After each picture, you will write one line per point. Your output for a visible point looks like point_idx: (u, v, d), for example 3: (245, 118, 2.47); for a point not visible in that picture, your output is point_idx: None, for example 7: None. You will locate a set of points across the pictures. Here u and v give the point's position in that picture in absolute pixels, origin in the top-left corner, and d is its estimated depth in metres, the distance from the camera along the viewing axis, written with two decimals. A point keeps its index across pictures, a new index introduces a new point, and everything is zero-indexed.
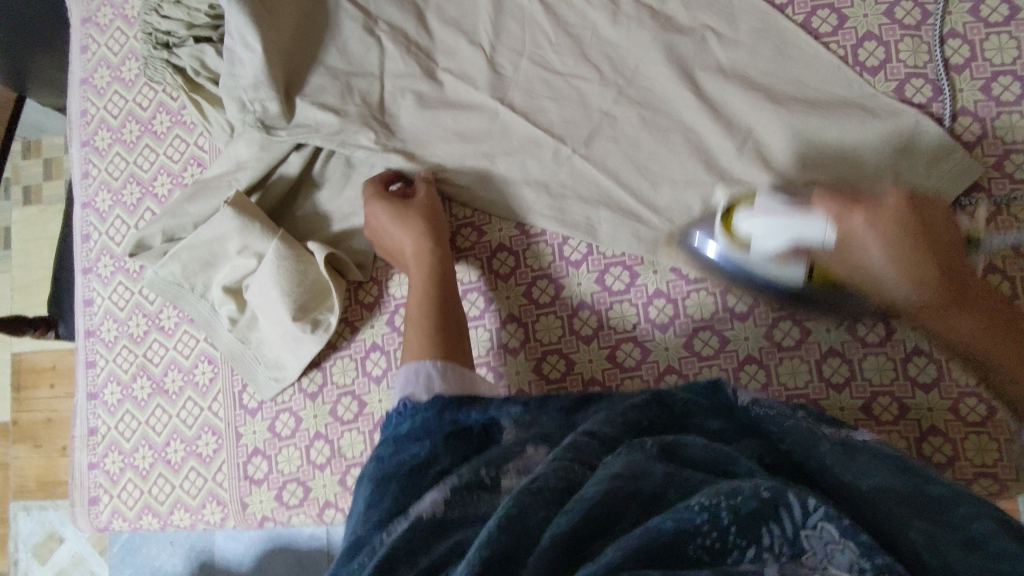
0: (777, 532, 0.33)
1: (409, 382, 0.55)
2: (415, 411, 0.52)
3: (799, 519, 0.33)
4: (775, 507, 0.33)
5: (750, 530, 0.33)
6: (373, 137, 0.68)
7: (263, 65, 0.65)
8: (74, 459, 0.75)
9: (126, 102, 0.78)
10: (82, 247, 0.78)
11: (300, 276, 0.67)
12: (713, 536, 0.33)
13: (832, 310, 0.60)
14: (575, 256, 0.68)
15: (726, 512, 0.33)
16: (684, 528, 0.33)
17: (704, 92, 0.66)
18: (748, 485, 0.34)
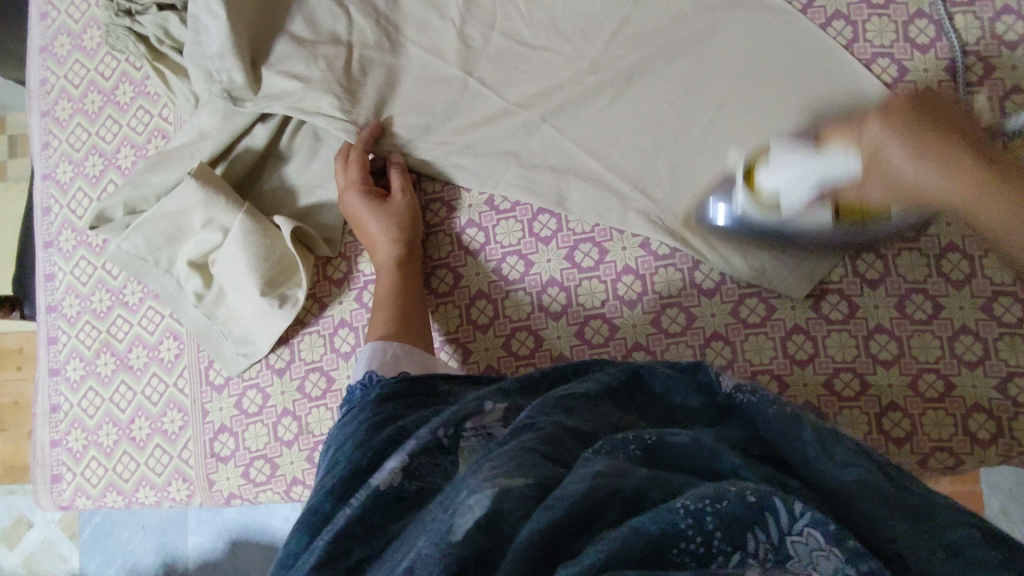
0: (762, 538, 0.31)
1: (374, 360, 0.57)
2: (379, 383, 0.54)
3: (785, 524, 0.31)
4: (762, 510, 0.31)
5: (736, 534, 0.31)
6: (335, 103, 0.67)
7: (229, 32, 0.63)
8: (36, 437, 0.74)
9: (87, 71, 0.75)
10: (42, 220, 0.76)
11: (266, 250, 0.66)
12: (699, 541, 0.31)
13: (794, 287, 0.61)
14: (545, 233, 0.67)
15: (711, 516, 0.31)
16: (668, 532, 0.30)
17: (677, 63, 0.66)
18: (735, 488, 0.32)
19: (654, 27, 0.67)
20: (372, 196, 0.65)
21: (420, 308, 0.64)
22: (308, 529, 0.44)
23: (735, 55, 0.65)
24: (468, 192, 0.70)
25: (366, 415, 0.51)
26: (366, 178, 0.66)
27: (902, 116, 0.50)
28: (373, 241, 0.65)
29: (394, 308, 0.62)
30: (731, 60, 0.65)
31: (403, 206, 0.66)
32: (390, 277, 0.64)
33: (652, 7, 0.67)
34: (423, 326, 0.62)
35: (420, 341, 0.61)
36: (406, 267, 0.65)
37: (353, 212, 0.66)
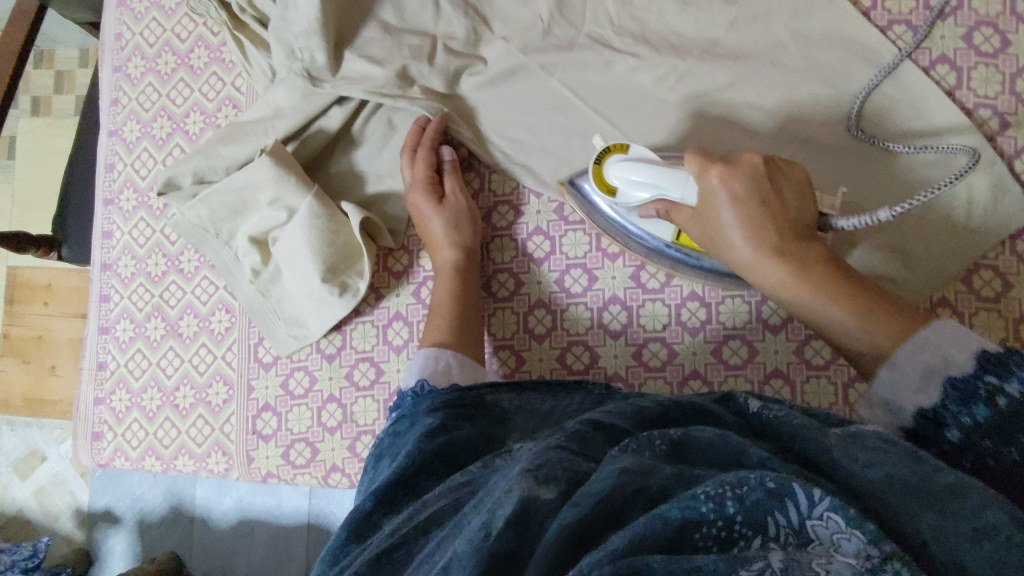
0: (782, 520, 0.30)
1: (426, 368, 0.57)
2: (431, 393, 0.53)
3: (806, 508, 0.30)
4: (780, 496, 0.30)
5: (757, 519, 0.30)
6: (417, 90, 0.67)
7: (317, 11, 0.62)
8: (80, 393, 0.74)
9: (163, 31, 0.74)
10: (104, 176, 0.76)
11: (331, 236, 0.65)
12: (721, 525, 0.30)
13: None
14: (612, 248, 0.66)
15: (733, 500, 0.30)
16: (690, 517, 0.30)
17: (762, 89, 0.64)
18: (755, 475, 0.31)
19: (751, 49, 0.65)
20: (431, 195, 0.65)
21: (477, 313, 0.63)
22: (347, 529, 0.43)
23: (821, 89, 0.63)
24: (536, 197, 0.68)
25: (419, 421, 0.50)
26: (427, 176, 0.66)
27: (742, 199, 0.50)
28: (435, 242, 0.65)
29: (452, 311, 0.62)
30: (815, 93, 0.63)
31: (468, 209, 0.66)
32: (448, 284, 0.63)
33: (744, 25, 0.65)
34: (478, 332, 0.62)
35: (474, 353, 0.60)
36: (466, 273, 0.65)
37: (417, 217, 0.66)
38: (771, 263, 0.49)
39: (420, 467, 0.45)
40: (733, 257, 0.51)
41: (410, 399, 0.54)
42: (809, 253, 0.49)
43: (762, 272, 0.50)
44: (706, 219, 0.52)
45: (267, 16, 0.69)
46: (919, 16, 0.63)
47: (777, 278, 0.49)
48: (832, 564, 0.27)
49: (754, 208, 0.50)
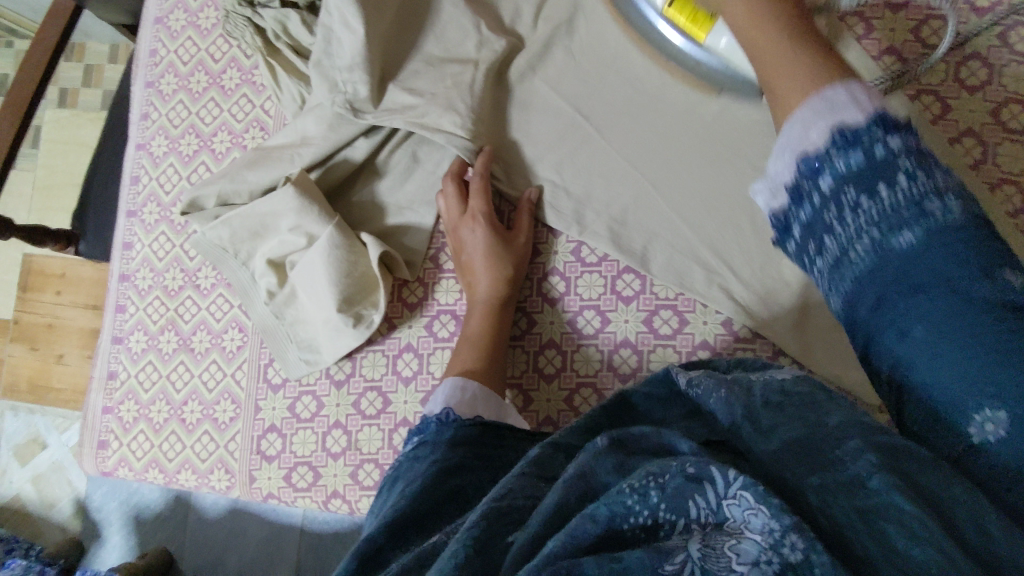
0: (702, 503, 0.30)
1: (452, 397, 0.56)
2: (455, 423, 0.52)
3: (722, 488, 0.30)
4: (698, 480, 0.30)
5: (679, 505, 0.30)
6: (456, 120, 0.66)
7: (361, 48, 0.63)
8: (90, 400, 0.75)
9: (197, 50, 0.76)
10: (130, 188, 0.77)
11: (349, 266, 0.66)
12: (646, 515, 0.30)
13: (871, 393, 0.60)
14: (627, 293, 0.66)
15: (655, 490, 0.30)
16: (617, 513, 0.30)
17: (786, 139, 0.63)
18: (676, 462, 0.31)
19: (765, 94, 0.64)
20: (494, 230, 0.65)
21: (500, 350, 0.63)
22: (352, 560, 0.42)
23: None
24: (557, 237, 0.69)
25: (436, 454, 0.49)
26: (489, 211, 0.66)
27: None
28: (478, 276, 0.65)
29: (478, 347, 0.62)
30: None
31: (518, 246, 0.66)
32: (482, 318, 0.64)
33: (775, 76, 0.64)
34: (501, 370, 0.62)
35: (498, 391, 0.60)
36: (502, 310, 0.65)
37: (471, 245, 0.66)
38: (729, 3, 0.44)
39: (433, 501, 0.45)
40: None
41: (436, 425, 0.53)
42: (783, 65, 0.41)
43: (791, 96, 0.39)
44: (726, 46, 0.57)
45: (301, 44, 0.70)
46: (948, 87, 0.62)
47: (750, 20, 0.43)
48: (742, 543, 0.28)
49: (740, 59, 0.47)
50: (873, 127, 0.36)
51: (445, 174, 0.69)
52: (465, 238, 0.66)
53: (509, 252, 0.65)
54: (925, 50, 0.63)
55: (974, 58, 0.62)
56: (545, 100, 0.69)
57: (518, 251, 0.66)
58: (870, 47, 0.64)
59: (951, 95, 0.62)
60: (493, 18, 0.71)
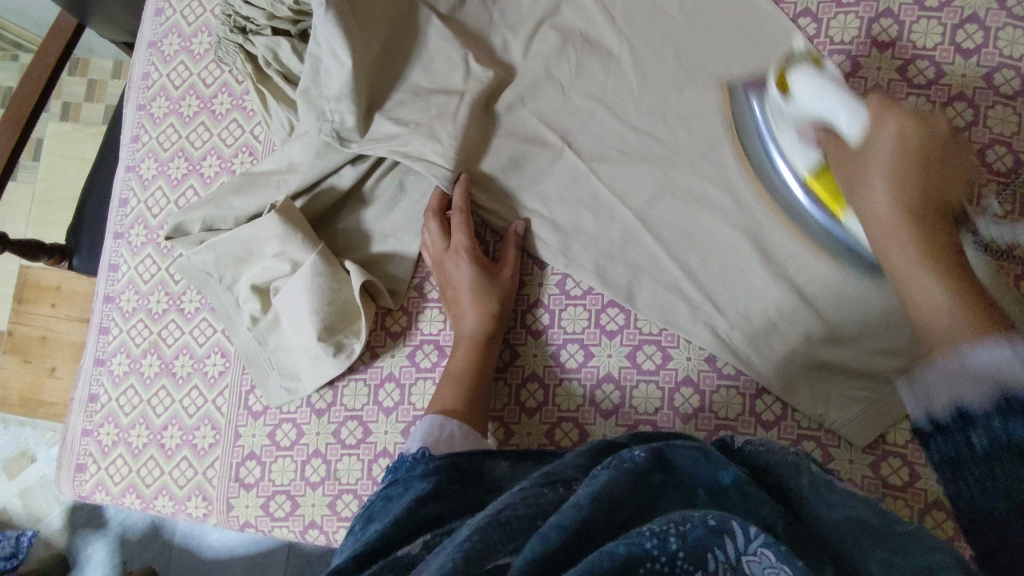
0: (721, 557, 0.30)
1: (429, 435, 0.55)
2: (428, 459, 0.52)
3: (742, 544, 0.30)
4: (719, 533, 0.30)
5: (697, 557, 0.30)
6: (438, 150, 0.66)
7: (350, 78, 0.63)
8: (69, 422, 0.75)
9: (189, 75, 0.76)
10: (118, 210, 0.77)
11: (332, 295, 0.66)
12: (664, 559, 0.30)
13: (857, 433, 0.59)
14: (611, 327, 0.66)
15: (675, 537, 0.30)
16: (635, 552, 0.30)
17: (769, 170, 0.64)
18: (698, 513, 0.32)
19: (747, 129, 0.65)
20: (478, 263, 0.65)
21: (482, 383, 0.62)
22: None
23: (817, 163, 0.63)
24: (543, 269, 0.69)
25: (406, 486, 0.49)
26: (473, 244, 0.66)
27: (912, 148, 0.49)
28: (462, 310, 0.65)
29: (460, 381, 0.61)
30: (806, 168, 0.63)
31: (502, 278, 0.66)
32: (466, 351, 0.63)
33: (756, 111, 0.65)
34: (484, 403, 0.61)
35: (479, 427, 0.60)
36: (486, 344, 0.64)
37: (456, 280, 0.65)
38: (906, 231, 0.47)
39: (405, 531, 0.44)
40: (868, 211, 0.50)
41: (411, 461, 0.52)
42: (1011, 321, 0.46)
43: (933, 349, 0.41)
44: (862, 164, 0.51)
45: (291, 71, 0.70)
46: None
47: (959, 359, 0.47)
48: None
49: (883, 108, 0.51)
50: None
51: (428, 206, 0.69)
52: (450, 271, 0.66)
53: (494, 286, 0.65)
54: (911, 90, 0.63)
55: (959, 100, 0.62)
56: (531, 129, 0.69)
57: (502, 284, 0.66)
58: (855, 86, 0.65)
59: None
60: (484, 49, 0.71)
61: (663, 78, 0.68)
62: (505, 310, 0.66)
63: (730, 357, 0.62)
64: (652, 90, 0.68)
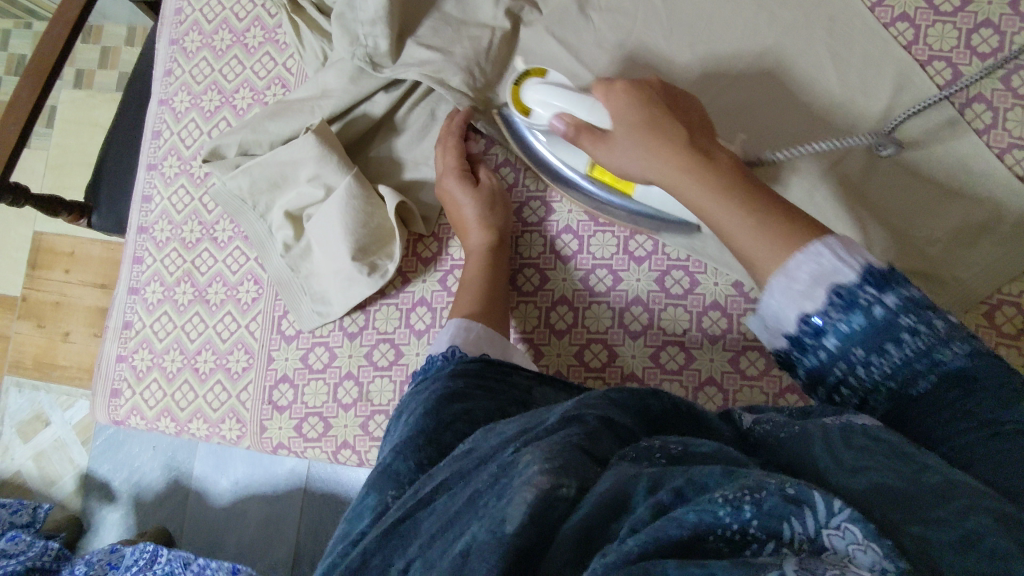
0: (798, 527, 0.29)
1: (457, 336, 0.57)
2: (457, 359, 0.54)
3: (825, 516, 0.29)
4: (798, 503, 0.29)
5: (771, 526, 0.29)
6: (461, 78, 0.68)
7: (384, 2, 0.65)
8: (104, 349, 0.76)
9: (222, 9, 0.77)
10: (151, 143, 0.78)
11: (365, 217, 0.67)
12: (735, 528, 0.29)
13: None
14: (639, 252, 0.67)
15: (750, 505, 0.29)
16: (706, 521, 0.29)
17: (795, 100, 0.65)
18: (774, 482, 0.30)
19: (774, 60, 0.66)
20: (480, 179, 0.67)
21: (499, 296, 0.64)
22: (369, 484, 0.46)
23: (840, 91, 0.64)
24: (570, 197, 0.70)
25: (435, 384, 0.52)
26: (461, 163, 0.68)
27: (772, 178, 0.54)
28: (465, 226, 0.66)
29: (478, 291, 0.63)
30: (831, 94, 0.64)
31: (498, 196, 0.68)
32: (479, 264, 0.65)
33: (785, 41, 0.66)
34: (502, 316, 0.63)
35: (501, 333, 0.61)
36: (496, 256, 0.66)
37: (453, 199, 0.67)
38: None
39: (436, 427, 0.47)
40: None
41: (441, 361, 0.55)
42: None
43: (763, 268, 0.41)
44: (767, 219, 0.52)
45: (324, 2, 0.71)
46: (960, 54, 0.63)
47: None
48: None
49: (645, 133, 0.50)
50: (867, 286, 0.37)
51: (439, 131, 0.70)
52: (449, 191, 0.67)
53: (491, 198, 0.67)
54: (938, 18, 0.64)
55: (986, 26, 0.63)
56: (560, 60, 0.70)
57: (496, 195, 0.68)
58: (883, 14, 0.66)
59: (962, 62, 0.63)
60: None
61: (693, 11, 0.69)
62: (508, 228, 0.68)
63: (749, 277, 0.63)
64: (682, 23, 0.69)
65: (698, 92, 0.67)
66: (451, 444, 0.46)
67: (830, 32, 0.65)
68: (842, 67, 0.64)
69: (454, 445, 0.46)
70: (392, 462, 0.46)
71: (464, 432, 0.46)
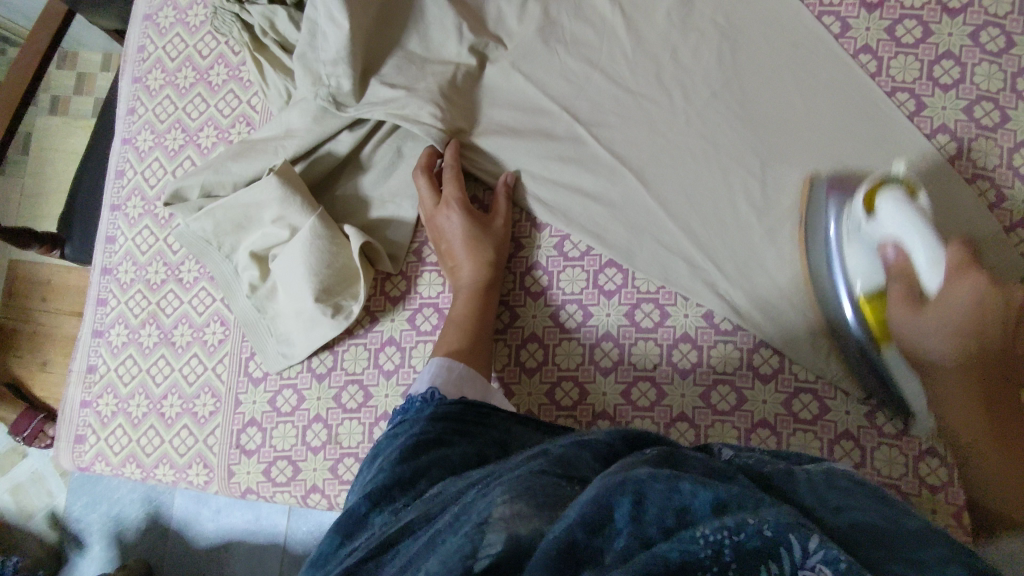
0: (776, 573, 0.26)
1: (437, 377, 0.56)
2: (437, 402, 0.53)
3: (799, 558, 0.26)
4: (777, 544, 0.26)
5: (751, 569, 0.26)
6: (435, 113, 0.67)
7: (346, 41, 0.64)
8: (68, 394, 0.75)
9: (185, 47, 0.77)
10: (114, 183, 0.77)
11: (330, 258, 0.66)
12: (716, 569, 0.26)
13: (859, 382, 0.60)
14: (609, 286, 0.67)
15: (729, 546, 0.27)
16: (690, 559, 0.26)
17: (760, 125, 0.65)
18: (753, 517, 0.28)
19: (740, 88, 0.66)
20: (473, 216, 0.66)
21: (485, 334, 0.63)
22: (339, 534, 0.42)
23: (807, 120, 0.64)
24: (539, 231, 0.69)
25: (416, 428, 0.50)
26: (463, 196, 0.66)
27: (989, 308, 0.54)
28: (459, 263, 0.65)
29: (465, 329, 0.62)
30: (797, 122, 0.64)
31: (497, 230, 0.66)
32: (469, 301, 0.64)
33: (750, 69, 0.66)
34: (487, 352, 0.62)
35: (482, 369, 0.60)
36: (487, 293, 0.65)
37: (448, 232, 0.66)
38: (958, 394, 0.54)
39: (413, 472, 0.45)
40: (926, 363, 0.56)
41: (421, 403, 0.53)
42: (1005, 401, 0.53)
43: None
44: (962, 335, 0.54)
45: (287, 40, 0.71)
46: (922, 85, 0.64)
47: (954, 317, 0.54)
48: None
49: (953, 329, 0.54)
50: None
51: (419, 159, 0.69)
52: (443, 227, 0.66)
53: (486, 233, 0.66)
54: (899, 49, 0.65)
55: (947, 58, 0.63)
56: (527, 93, 0.70)
57: (495, 232, 0.67)
58: (847, 45, 0.66)
59: (925, 93, 0.63)
60: (478, 15, 0.72)
61: (658, 38, 0.69)
62: (501, 265, 0.67)
63: (725, 306, 0.63)
64: (647, 53, 0.69)
65: (665, 122, 0.67)
66: (431, 490, 0.44)
67: (795, 60, 0.66)
68: (808, 92, 0.65)
69: (434, 493, 0.44)
70: (369, 510, 0.44)
71: (443, 476, 0.45)
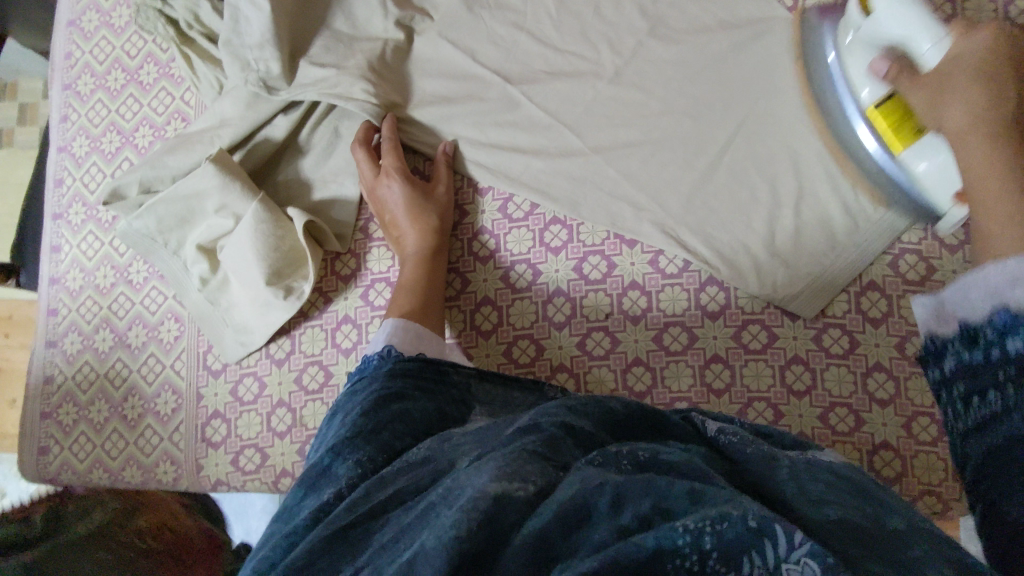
0: (759, 562, 0.25)
1: (394, 334, 0.57)
2: (395, 358, 0.54)
3: (785, 550, 0.25)
4: (763, 535, 0.25)
5: (731, 557, 0.25)
6: (367, 88, 0.67)
7: (269, 23, 0.65)
8: (27, 408, 0.74)
9: (112, 49, 0.76)
10: (54, 191, 0.76)
11: (276, 241, 0.66)
12: (694, 557, 0.25)
13: (803, 306, 0.62)
14: (556, 243, 0.68)
15: (710, 536, 0.25)
16: (665, 547, 0.25)
17: (687, 70, 0.66)
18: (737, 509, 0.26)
19: (665, 35, 0.68)
20: (415, 185, 0.66)
21: (434, 297, 0.64)
22: (304, 487, 0.44)
23: (731, 58, 0.66)
24: (482, 197, 0.70)
25: (375, 385, 0.51)
26: (403, 165, 0.67)
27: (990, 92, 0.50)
28: (405, 230, 0.66)
29: (415, 293, 0.63)
30: (723, 60, 0.66)
31: (439, 197, 0.67)
32: (417, 266, 0.65)
33: (672, 16, 0.68)
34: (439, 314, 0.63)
35: (435, 330, 0.61)
36: (434, 258, 0.66)
37: (391, 202, 0.67)
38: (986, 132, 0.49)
39: (374, 426, 0.46)
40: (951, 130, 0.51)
41: (378, 361, 0.54)
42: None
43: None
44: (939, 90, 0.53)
45: (213, 31, 0.71)
46: None
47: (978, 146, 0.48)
48: None
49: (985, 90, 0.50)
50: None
51: (358, 133, 0.70)
52: (386, 197, 0.67)
53: (428, 200, 0.67)
54: None
55: None
56: (458, 62, 0.71)
57: (437, 199, 0.67)
58: None
59: None
60: None
61: None
62: (447, 231, 0.67)
63: (668, 245, 0.64)
64: (573, 11, 0.70)
65: (594, 74, 0.68)
66: (391, 441, 0.45)
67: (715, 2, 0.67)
68: (730, 33, 0.66)
69: (393, 442, 0.45)
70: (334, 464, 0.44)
71: (405, 429, 0.46)
